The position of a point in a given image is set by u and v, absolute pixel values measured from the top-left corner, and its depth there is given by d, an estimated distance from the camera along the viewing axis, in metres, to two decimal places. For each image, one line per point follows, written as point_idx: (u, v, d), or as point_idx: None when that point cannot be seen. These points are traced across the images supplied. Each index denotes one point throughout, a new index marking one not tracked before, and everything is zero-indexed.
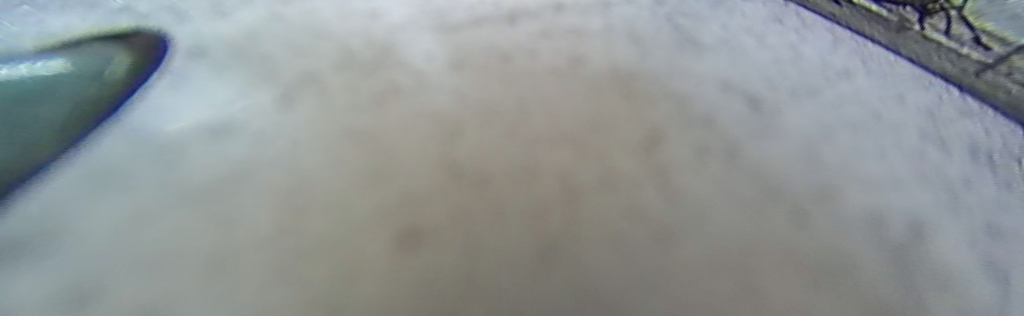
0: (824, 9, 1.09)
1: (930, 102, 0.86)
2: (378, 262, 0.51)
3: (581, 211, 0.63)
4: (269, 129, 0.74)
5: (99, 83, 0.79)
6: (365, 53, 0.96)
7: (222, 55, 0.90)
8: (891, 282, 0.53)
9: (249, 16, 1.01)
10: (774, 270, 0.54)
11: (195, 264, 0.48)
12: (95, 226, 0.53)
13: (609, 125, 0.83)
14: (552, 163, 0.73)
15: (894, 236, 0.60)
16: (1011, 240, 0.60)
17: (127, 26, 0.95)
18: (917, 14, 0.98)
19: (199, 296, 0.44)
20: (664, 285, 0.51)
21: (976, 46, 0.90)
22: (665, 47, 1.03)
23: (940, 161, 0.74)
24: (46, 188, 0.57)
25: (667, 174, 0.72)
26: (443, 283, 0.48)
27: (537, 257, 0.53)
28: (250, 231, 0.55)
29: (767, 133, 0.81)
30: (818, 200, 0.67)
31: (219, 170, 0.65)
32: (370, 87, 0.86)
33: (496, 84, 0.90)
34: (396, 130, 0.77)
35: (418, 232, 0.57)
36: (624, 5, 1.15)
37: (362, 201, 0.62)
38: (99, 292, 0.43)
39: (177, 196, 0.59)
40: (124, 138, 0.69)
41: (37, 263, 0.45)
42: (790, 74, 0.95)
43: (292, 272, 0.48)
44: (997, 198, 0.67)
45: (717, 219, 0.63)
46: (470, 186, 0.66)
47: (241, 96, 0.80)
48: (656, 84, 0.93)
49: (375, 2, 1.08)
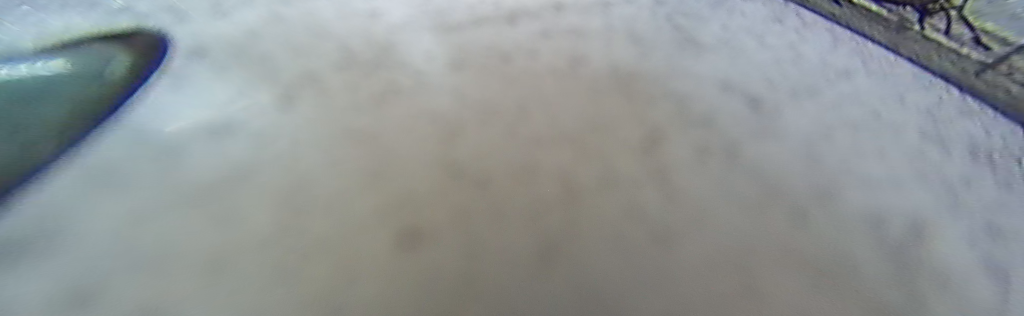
0: (824, 9, 1.09)
1: (930, 102, 0.86)
2: (379, 261, 0.51)
3: (581, 211, 0.63)
4: (269, 129, 0.74)
5: (100, 83, 0.79)
6: (365, 53, 0.96)
7: (223, 55, 0.90)
8: (891, 282, 0.53)
9: (249, 17, 1.01)
10: (773, 270, 0.54)
11: (195, 264, 0.48)
12: (95, 225, 0.52)
13: (609, 125, 0.83)
14: (552, 163, 0.73)
15: (894, 236, 0.60)
16: (1011, 240, 0.60)
17: (128, 26, 0.95)
18: (917, 14, 0.97)
19: (200, 296, 0.44)
20: (664, 285, 0.51)
21: (976, 46, 0.89)
22: (666, 47, 1.03)
23: (941, 161, 0.74)
24: (48, 189, 0.57)
25: (667, 174, 0.72)
26: (444, 283, 0.48)
27: (538, 257, 0.54)
28: (251, 231, 0.55)
29: (767, 133, 0.81)
30: (818, 200, 0.67)
31: (220, 170, 0.65)
32: (371, 88, 0.86)
33: (496, 84, 0.91)
34: (396, 129, 0.77)
35: (419, 232, 0.57)
36: (624, 5, 1.15)
37: (362, 201, 0.62)
38: (100, 292, 0.42)
39: (178, 196, 0.59)
40: (124, 138, 0.68)
41: (39, 263, 0.45)
42: (790, 74, 0.95)
43: (292, 272, 0.48)
44: (997, 198, 0.67)
45: (718, 219, 0.63)
46: (470, 186, 0.67)
47: (241, 96, 0.80)
48: (656, 84, 0.93)
49: (375, 2, 1.09)
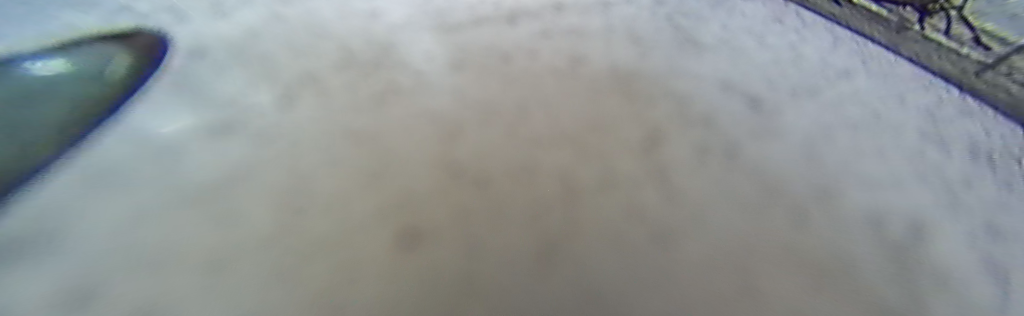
0: (824, 9, 1.11)
1: (930, 102, 0.86)
2: (381, 260, 0.51)
3: (581, 211, 0.64)
4: (269, 129, 0.74)
5: (100, 82, 0.79)
6: (366, 53, 0.96)
7: (222, 55, 0.91)
8: (893, 283, 0.52)
9: (249, 16, 1.02)
10: (773, 270, 0.54)
11: (195, 265, 0.48)
12: (95, 226, 0.52)
13: (608, 125, 0.83)
14: (552, 164, 0.73)
15: (894, 237, 0.61)
16: (1011, 240, 0.60)
17: (128, 26, 0.96)
18: (918, 14, 0.99)
19: (200, 295, 0.43)
20: (665, 286, 0.51)
21: (976, 46, 0.91)
22: (666, 47, 1.03)
23: (940, 161, 0.74)
24: (47, 190, 0.56)
25: (667, 174, 0.73)
26: (443, 284, 0.48)
27: (538, 257, 0.54)
28: (250, 232, 0.54)
29: (768, 133, 0.81)
30: (818, 200, 0.67)
31: (219, 170, 0.65)
32: (370, 88, 0.86)
33: (496, 84, 0.91)
34: (396, 128, 0.77)
35: (419, 232, 0.57)
36: (623, 5, 1.15)
37: (363, 201, 0.62)
38: (100, 292, 0.42)
39: (178, 197, 0.59)
40: (124, 138, 0.68)
41: (38, 262, 0.44)
42: (790, 74, 0.95)
43: (292, 273, 0.48)
44: (997, 199, 0.67)
45: (718, 219, 0.63)
46: (470, 185, 0.67)
47: (241, 97, 0.81)
48: (656, 84, 0.93)
49: (375, 3, 1.09)
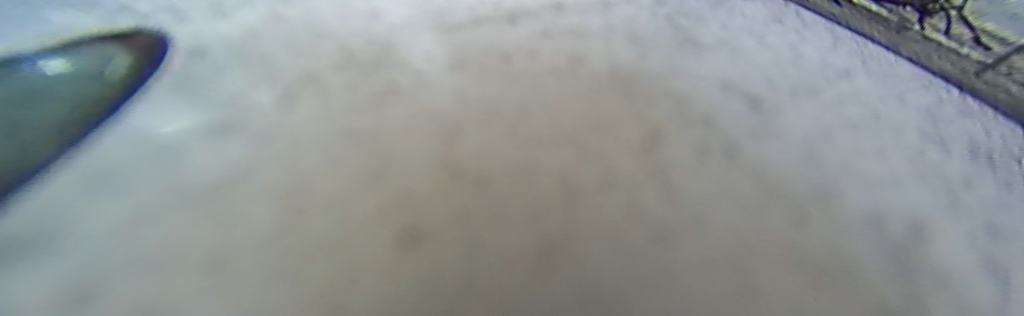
0: (824, 9, 1.11)
1: (929, 102, 0.86)
2: (381, 260, 0.51)
3: (580, 211, 0.64)
4: (269, 129, 0.74)
5: (100, 82, 0.79)
6: (366, 53, 0.96)
7: (222, 55, 0.91)
8: (892, 283, 0.52)
9: (249, 16, 1.02)
10: (773, 270, 0.54)
11: (194, 265, 0.48)
12: (95, 226, 0.52)
13: (608, 125, 0.83)
14: (551, 164, 0.73)
15: (894, 237, 0.61)
16: (1011, 240, 0.60)
17: (128, 26, 0.96)
18: (918, 14, 0.99)
19: (200, 295, 0.43)
20: (665, 285, 0.51)
21: (976, 46, 0.91)
22: (666, 47, 1.03)
23: (940, 161, 0.74)
24: (47, 190, 0.56)
25: (666, 174, 0.73)
26: (442, 284, 0.48)
27: (538, 257, 0.54)
28: (250, 232, 0.55)
29: (768, 133, 0.81)
30: (818, 200, 0.67)
31: (219, 170, 0.65)
32: (370, 88, 0.86)
33: (496, 84, 0.91)
34: (396, 128, 0.77)
35: (419, 232, 0.57)
36: (623, 5, 1.15)
37: (363, 201, 0.62)
38: (101, 291, 0.42)
39: (178, 197, 0.59)
40: (124, 138, 0.68)
41: (38, 262, 0.44)
42: (789, 74, 0.95)
43: (291, 273, 0.48)
44: (997, 199, 0.67)
45: (717, 219, 0.63)
46: (470, 185, 0.67)
47: (242, 96, 0.81)
48: (656, 84, 0.93)
49: (375, 3, 1.09)
